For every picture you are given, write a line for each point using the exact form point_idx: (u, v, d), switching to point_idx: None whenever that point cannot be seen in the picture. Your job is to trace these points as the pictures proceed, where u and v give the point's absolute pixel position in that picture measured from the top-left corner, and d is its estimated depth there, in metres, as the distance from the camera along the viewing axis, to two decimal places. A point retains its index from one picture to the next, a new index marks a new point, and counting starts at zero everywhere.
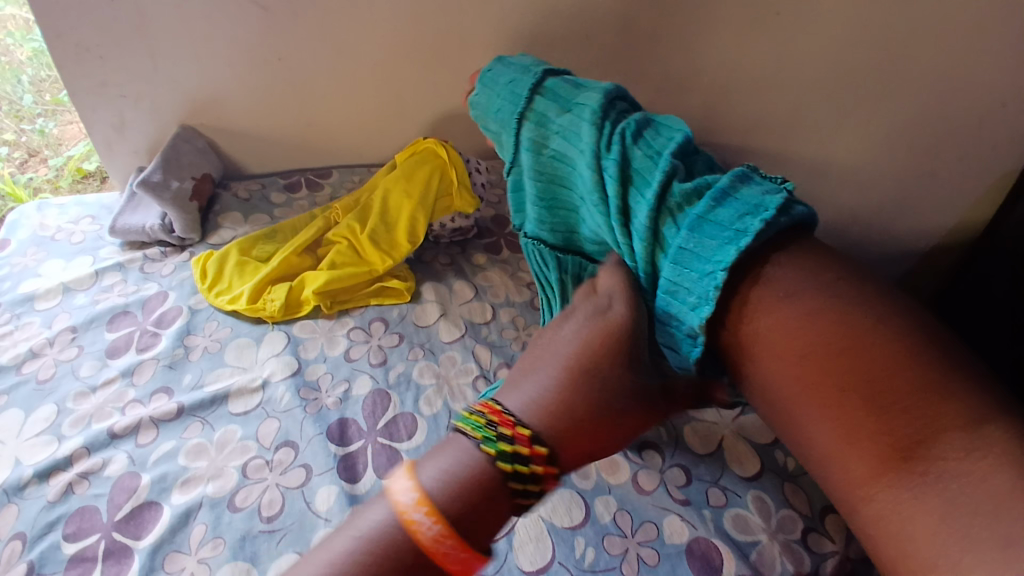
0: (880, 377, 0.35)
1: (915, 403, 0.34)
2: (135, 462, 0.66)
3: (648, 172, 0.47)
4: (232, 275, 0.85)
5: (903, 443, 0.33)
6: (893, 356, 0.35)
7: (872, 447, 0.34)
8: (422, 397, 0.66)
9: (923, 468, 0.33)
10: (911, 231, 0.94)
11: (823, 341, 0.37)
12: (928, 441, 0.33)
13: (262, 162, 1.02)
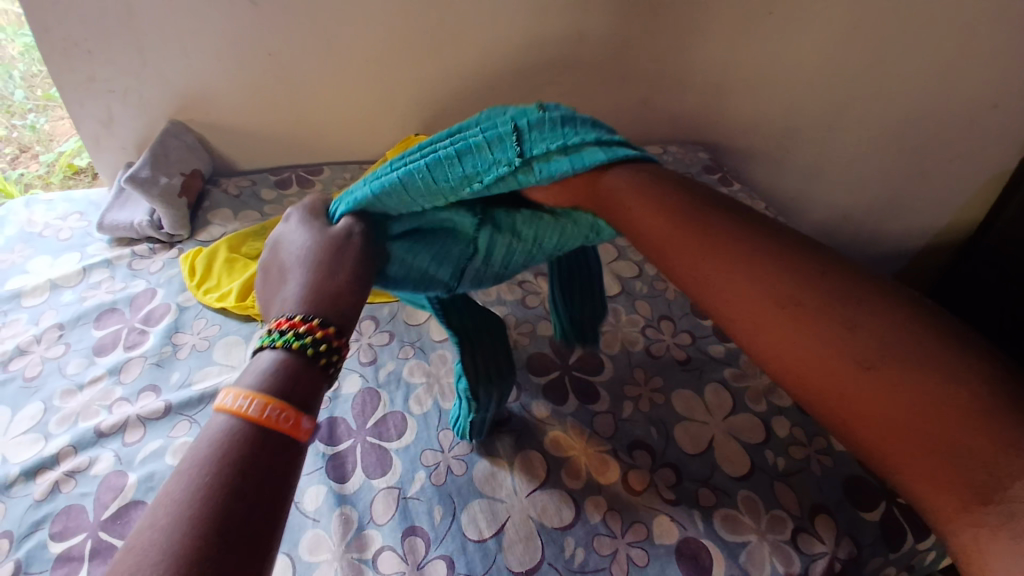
0: (918, 374, 0.23)
1: (985, 416, 0.21)
2: (122, 460, 0.65)
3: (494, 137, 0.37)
4: (221, 272, 0.84)
5: (974, 476, 0.21)
6: (933, 339, 0.23)
7: (938, 481, 0.22)
8: (412, 396, 0.64)
9: (1000, 505, 0.21)
10: (901, 232, 0.98)
11: (828, 325, 0.24)
12: (1007, 472, 0.21)
13: (252, 158, 1.02)
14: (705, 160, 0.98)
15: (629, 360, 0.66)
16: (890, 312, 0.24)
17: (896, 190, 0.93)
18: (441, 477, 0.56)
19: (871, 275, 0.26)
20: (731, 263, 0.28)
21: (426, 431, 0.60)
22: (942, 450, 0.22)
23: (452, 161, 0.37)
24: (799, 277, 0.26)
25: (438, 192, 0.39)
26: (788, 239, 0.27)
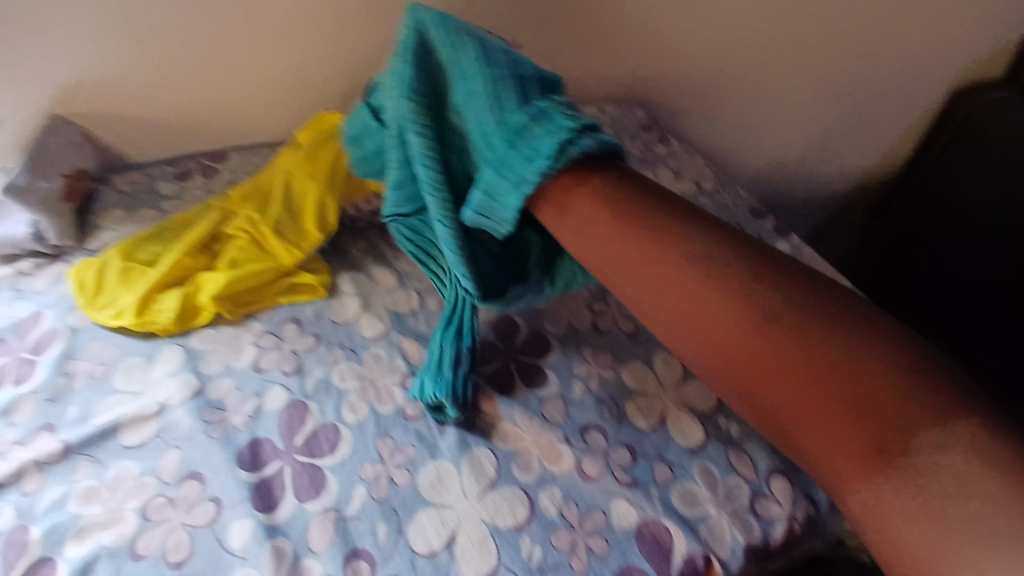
0: (832, 361, 0.35)
1: (881, 385, 0.34)
2: (24, 511, 0.55)
3: (530, 150, 0.44)
4: (114, 284, 0.74)
5: (883, 434, 0.33)
6: (852, 339, 0.35)
7: (847, 439, 0.34)
8: (344, 403, 0.59)
9: (896, 463, 0.32)
10: (805, 192, 1.14)
11: (754, 327, 0.37)
12: (906, 431, 0.32)
13: (150, 147, 0.89)
14: (643, 118, 0.93)
15: (577, 339, 0.63)
16: (800, 315, 0.37)
17: (821, 147, 1.07)
18: (383, 490, 0.51)
19: (784, 274, 0.39)
20: (694, 285, 0.40)
21: (363, 440, 0.55)
22: (858, 415, 0.34)
23: (518, 153, 0.45)
24: (735, 297, 0.39)
25: (513, 198, 0.45)
26: (738, 262, 0.40)
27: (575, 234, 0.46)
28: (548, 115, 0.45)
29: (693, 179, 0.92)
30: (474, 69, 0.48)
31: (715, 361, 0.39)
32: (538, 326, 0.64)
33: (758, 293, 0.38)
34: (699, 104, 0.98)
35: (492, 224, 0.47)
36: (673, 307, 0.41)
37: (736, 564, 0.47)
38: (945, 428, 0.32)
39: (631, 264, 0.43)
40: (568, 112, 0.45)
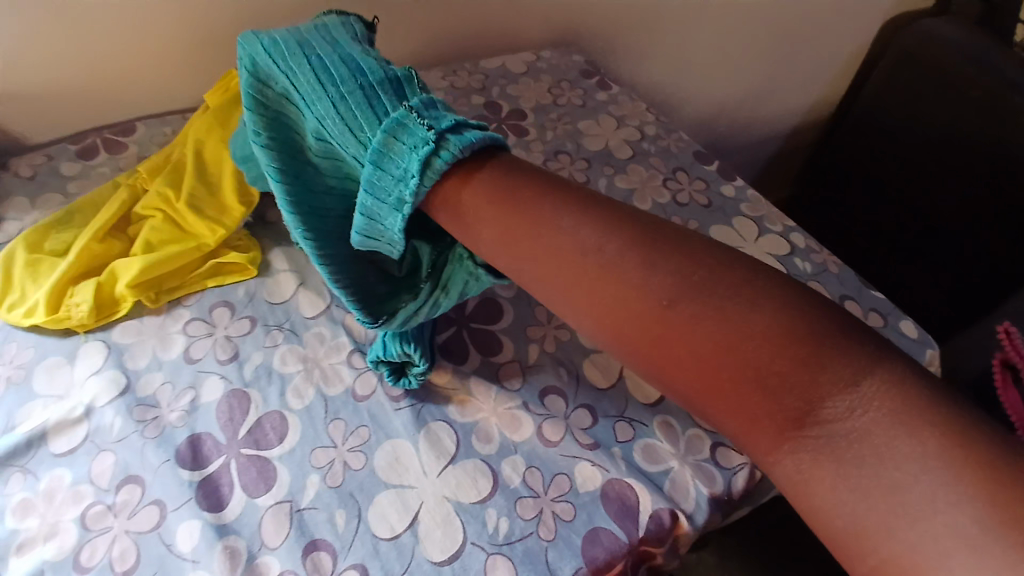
0: (730, 329, 0.29)
1: (784, 350, 0.28)
2: None
3: (392, 153, 0.38)
4: (23, 279, 0.67)
5: (793, 409, 0.27)
6: (748, 294, 0.29)
7: (761, 416, 0.28)
8: (289, 388, 0.55)
9: (817, 429, 0.27)
10: (739, 133, 1.20)
11: (645, 294, 0.31)
12: (815, 399, 0.27)
13: (41, 125, 0.79)
14: (581, 63, 0.96)
15: (529, 301, 0.61)
16: (692, 273, 0.31)
17: (748, 88, 1.13)
18: (338, 476, 0.49)
19: (685, 238, 0.32)
20: (573, 251, 0.33)
21: (313, 426, 0.52)
22: (763, 389, 0.28)
23: (375, 167, 0.38)
24: (622, 259, 0.32)
25: (386, 209, 0.39)
26: (621, 219, 0.34)
27: (453, 215, 0.38)
28: (404, 120, 0.38)
29: (636, 126, 0.90)
30: (312, 87, 0.43)
31: (609, 327, 0.32)
32: (487, 290, 0.61)
33: (648, 254, 0.32)
34: (630, 46, 1.00)
35: (384, 246, 0.42)
36: (549, 276, 0.34)
37: (700, 515, 0.47)
38: (859, 385, 0.27)
39: (510, 226, 0.36)
40: (423, 113, 0.38)
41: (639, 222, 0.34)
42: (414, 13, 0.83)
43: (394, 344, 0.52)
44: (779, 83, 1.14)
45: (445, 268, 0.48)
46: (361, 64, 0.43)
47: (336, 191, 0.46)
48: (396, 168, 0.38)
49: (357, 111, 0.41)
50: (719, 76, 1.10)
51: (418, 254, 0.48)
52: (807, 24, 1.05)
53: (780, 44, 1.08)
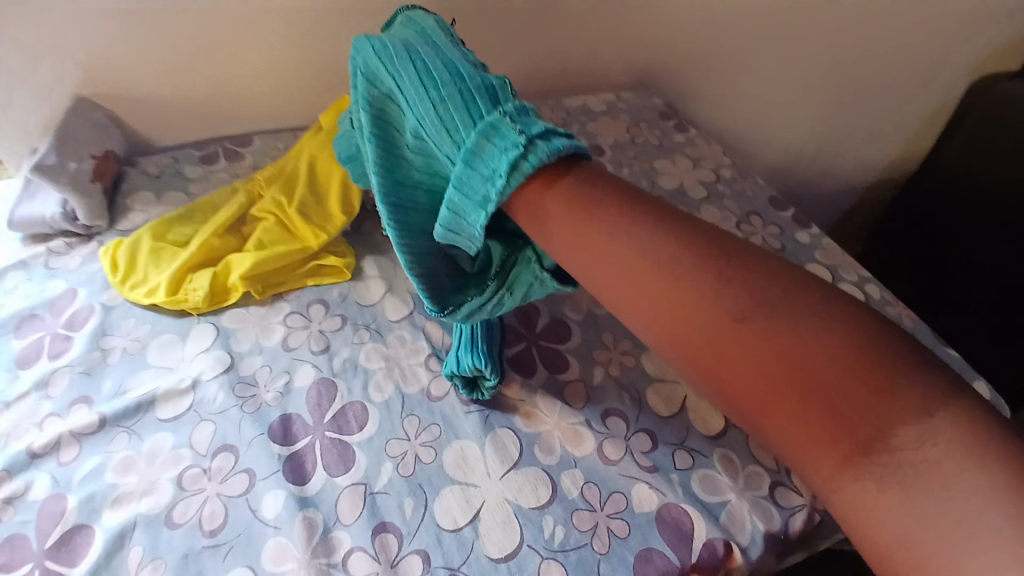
0: (802, 350, 0.30)
1: (857, 375, 0.29)
2: (60, 482, 0.58)
3: (485, 153, 0.40)
4: (147, 265, 0.76)
5: (861, 435, 0.28)
6: (821, 318, 0.31)
7: (829, 437, 0.29)
8: (371, 382, 0.60)
9: (884, 457, 0.28)
10: (814, 183, 1.21)
11: (719, 306, 0.32)
12: (886, 426, 0.28)
13: (172, 133, 0.92)
14: (659, 106, 1.00)
15: (597, 325, 0.64)
16: (767, 293, 0.32)
17: (823, 138, 1.14)
18: (409, 467, 0.53)
19: (762, 261, 0.34)
20: (649, 262, 0.35)
21: (390, 419, 0.57)
22: (832, 411, 0.29)
23: (466, 166, 0.41)
24: (697, 273, 0.34)
25: (472, 205, 0.41)
26: (694, 235, 0.36)
27: (532, 218, 0.41)
28: (497, 124, 0.40)
29: (711, 167, 0.92)
30: (410, 80, 0.46)
31: (676, 339, 0.33)
32: (558, 311, 0.65)
33: (723, 271, 0.33)
34: (709, 93, 1.04)
35: (463, 241, 0.45)
36: (622, 286, 0.36)
37: (754, 550, 0.48)
38: (931, 418, 0.28)
39: (589, 233, 0.38)
40: (515, 117, 0.41)
41: (713, 240, 0.36)
42: (507, 54, 0.90)
43: (470, 358, 0.55)
44: (859, 136, 1.14)
45: (513, 268, 0.52)
46: (459, 64, 0.45)
47: (422, 185, 0.49)
48: (488, 167, 0.40)
49: (453, 107, 0.43)
50: (794, 126, 1.11)
51: (491, 254, 0.52)
52: (891, 79, 1.06)
53: (860, 98, 1.08)
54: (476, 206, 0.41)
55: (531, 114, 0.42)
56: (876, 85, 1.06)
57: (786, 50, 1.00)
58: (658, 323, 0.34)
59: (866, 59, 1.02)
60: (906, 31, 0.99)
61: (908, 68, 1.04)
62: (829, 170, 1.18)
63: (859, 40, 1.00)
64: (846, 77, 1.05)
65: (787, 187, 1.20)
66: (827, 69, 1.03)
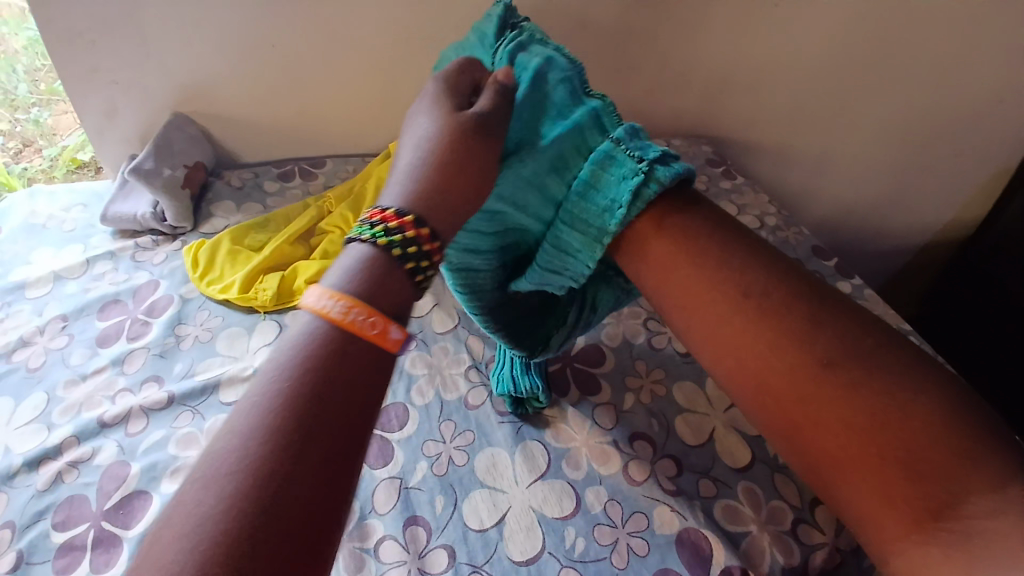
0: (889, 406, 0.32)
1: (937, 437, 0.31)
2: (125, 450, 0.67)
3: (608, 186, 0.40)
4: (224, 264, 0.85)
5: (933, 499, 0.30)
6: (906, 376, 0.33)
7: (897, 494, 0.31)
8: (413, 387, 0.64)
9: (954, 524, 0.30)
10: (861, 236, 1.21)
11: (809, 358, 0.34)
12: (959, 494, 0.30)
13: (255, 151, 1.02)
14: (708, 153, 1.04)
15: (631, 353, 0.66)
16: (854, 348, 0.34)
17: (871, 196, 1.15)
18: (443, 467, 0.56)
19: (851, 314, 0.36)
20: (758, 310, 0.36)
21: (428, 421, 0.61)
22: (910, 476, 0.31)
23: (578, 200, 0.40)
24: (793, 325, 0.35)
25: (584, 237, 0.41)
26: (792, 278, 0.38)
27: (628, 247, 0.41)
28: (612, 152, 0.40)
29: (755, 215, 0.95)
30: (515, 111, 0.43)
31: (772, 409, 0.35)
32: (594, 337, 0.68)
33: (813, 322, 0.35)
34: (758, 142, 1.09)
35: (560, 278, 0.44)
36: (711, 330, 0.37)
37: None
38: (1006, 490, 0.30)
39: (703, 282, 0.38)
40: (629, 142, 0.40)
41: (817, 293, 0.37)
42: None
43: (528, 381, 0.57)
44: (909, 195, 1.14)
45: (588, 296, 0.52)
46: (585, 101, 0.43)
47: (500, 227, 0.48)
48: (610, 199, 0.39)
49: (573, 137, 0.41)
50: (842, 180, 1.13)
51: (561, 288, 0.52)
52: (944, 141, 1.06)
53: (910, 157, 1.09)
54: (587, 240, 0.41)
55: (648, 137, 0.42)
56: (926, 147, 1.07)
57: (835, 107, 1.03)
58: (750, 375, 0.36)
59: (917, 120, 1.03)
60: (959, 96, 1.00)
61: (962, 132, 1.04)
62: (877, 226, 1.19)
63: (908, 101, 1.01)
64: (895, 137, 1.06)
65: (835, 239, 1.23)
66: (876, 128, 1.05)
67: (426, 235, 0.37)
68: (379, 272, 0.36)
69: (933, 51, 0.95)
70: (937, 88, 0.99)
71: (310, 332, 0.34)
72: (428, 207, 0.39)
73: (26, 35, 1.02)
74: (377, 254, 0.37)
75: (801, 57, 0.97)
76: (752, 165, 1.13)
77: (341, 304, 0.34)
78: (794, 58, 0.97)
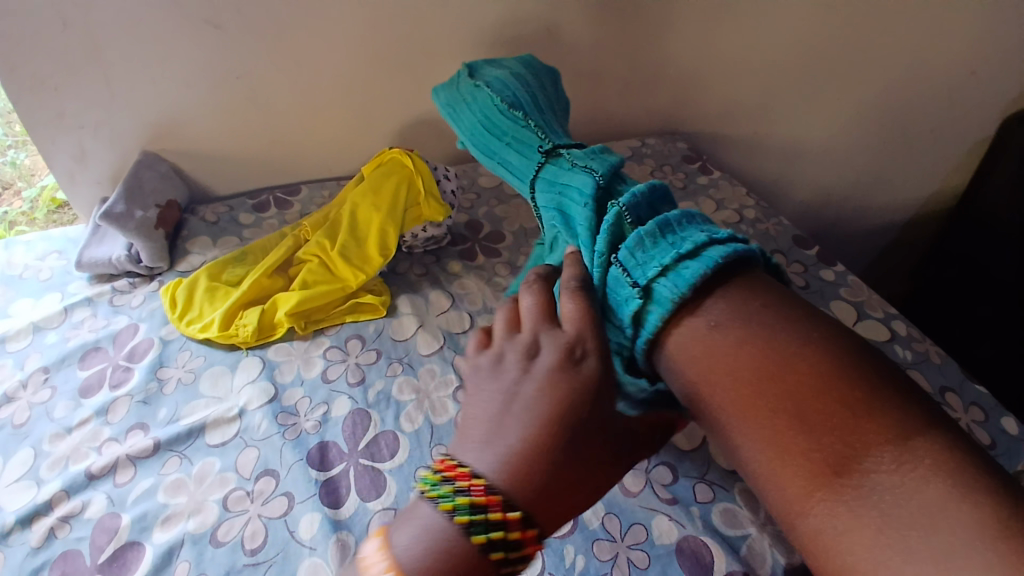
0: (792, 379, 0.38)
1: (835, 399, 0.37)
2: (115, 501, 0.65)
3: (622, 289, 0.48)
4: (202, 301, 0.83)
5: (839, 458, 0.36)
6: (804, 352, 0.39)
7: (798, 455, 0.37)
8: (402, 414, 0.69)
9: (859, 480, 0.35)
10: (840, 219, 1.23)
11: (727, 346, 0.42)
12: (863, 453, 0.35)
13: (229, 184, 1.02)
14: (683, 150, 1.05)
15: None
16: (769, 335, 0.41)
17: (845, 179, 1.16)
18: None
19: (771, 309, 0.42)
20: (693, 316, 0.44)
21: (418, 448, 0.65)
22: (814, 437, 0.37)
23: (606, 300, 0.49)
24: (718, 323, 0.43)
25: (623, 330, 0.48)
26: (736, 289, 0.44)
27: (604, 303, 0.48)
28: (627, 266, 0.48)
29: (735, 209, 0.95)
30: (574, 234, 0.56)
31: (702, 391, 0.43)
32: None
33: (736, 318, 0.42)
34: (731, 137, 1.10)
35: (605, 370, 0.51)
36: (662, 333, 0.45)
37: None
38: (906, 449, 0.35)
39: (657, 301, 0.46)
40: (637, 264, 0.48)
41: (755, 297, 0.44)
42: None
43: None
44: (885, 175, 1.15)
45: None
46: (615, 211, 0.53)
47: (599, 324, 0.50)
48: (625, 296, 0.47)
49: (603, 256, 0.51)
50: (818, 167, 1.14)
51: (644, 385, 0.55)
52: (914, 118, 1.07)
53: (882, 139, 1.10)
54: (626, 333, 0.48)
55: (661, 243, 0.48)
56: (897, 127, 1.08)
57: (802, 94, 1.04)
58: (686, 367, 0.44)
59: (884, 102, 1.05)
60: (921, 75, 1.02)
61: (932, 107, 1.06)
62: (855, 208, 1.21)
63: (876, 83, 1.03)
64: (863, 119, 1.08)
65: (819, 225, 1.24)
66: (844, 113, 1.07)
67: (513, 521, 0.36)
68: (450, 552, 0.36)
69: (894, 33, 0.96)
70: (901, 68, 1.01)
71: None
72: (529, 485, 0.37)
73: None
74: (451, 528, 0.36)
75: (765, 48, 0.98)
76: (728, 159, 1.14)
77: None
78: (761, 50, 0.98)
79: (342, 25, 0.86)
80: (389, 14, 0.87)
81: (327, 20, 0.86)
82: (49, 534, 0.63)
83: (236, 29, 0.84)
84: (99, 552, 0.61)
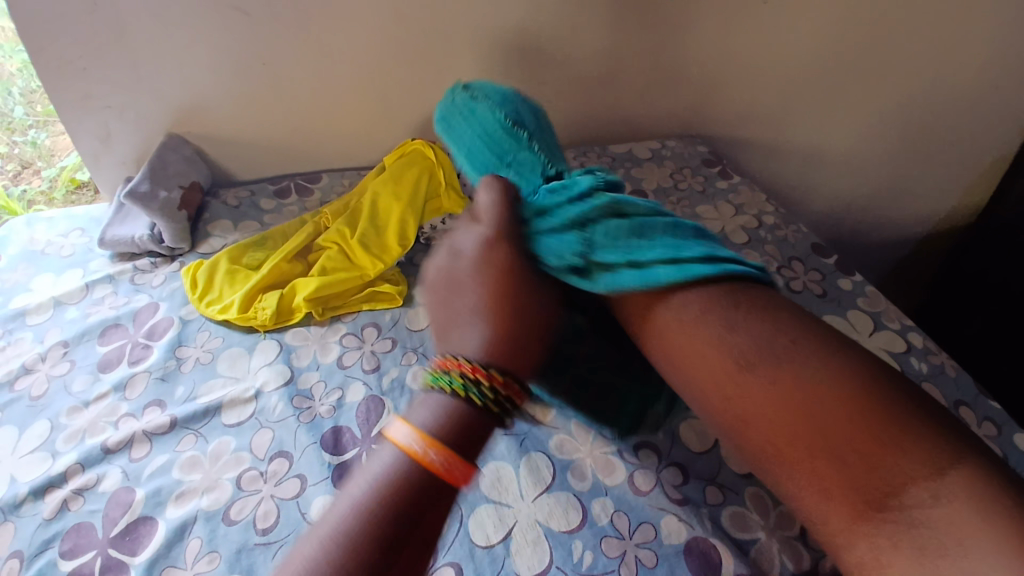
0: (821, 417, 0.40)
1: (867, 437, 0.38)
2: (130, 476, 0.66)
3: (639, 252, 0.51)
4: (222, 284, 0.85)
5: (875, 495, 0.38)
6: (831, 388, 0.40)
7: (838, 491, 0.39)
8: None
9: (898, 515, 0.37)
10: (859, 229, 1.22)
11: (757, 383, 0.43)
12: (900, 489, 0.37)
13: (250, 169, 1.03)
14: (704, 153, 1.05)
15: None
16: (795, 373, 0.42)
17: (866, 189, 1.15)
18: None
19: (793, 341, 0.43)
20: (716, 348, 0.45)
21: None
22: (849, 473, 0.39)
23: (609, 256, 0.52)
24: (745, 357, 0.44)
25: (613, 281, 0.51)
26: (750, 320, 0.45)
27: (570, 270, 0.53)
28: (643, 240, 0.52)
29: (754, 214, 0.94)
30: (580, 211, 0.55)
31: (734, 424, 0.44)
32: None
33: (762, 352, 0.43)
34: (752, 142, 1.10)
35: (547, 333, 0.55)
36: (691, 366, 0.46)
37: None
38: (940, 482, 0.36)
39: (674, 329, 0.47)
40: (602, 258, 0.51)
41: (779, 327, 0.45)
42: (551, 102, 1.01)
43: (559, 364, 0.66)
44: (907, 186, 1.14)
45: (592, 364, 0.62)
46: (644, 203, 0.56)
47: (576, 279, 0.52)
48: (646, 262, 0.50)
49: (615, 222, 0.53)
50: (839, 175, 1.13)
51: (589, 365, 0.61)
52: (938, 129, 1.06)
53: (906, 149, 1.09)
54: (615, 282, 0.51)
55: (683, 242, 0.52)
56: (920, 138, 1.07)
57: (825, 101, 1.03)
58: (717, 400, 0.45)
59: (909, 111, 1.04)
60: (948, 86, 1.00)
61: (957, 118, 1.04)
62: (874, 218, 1.19)
63: (901, 91, 1.01)
64: (887, 128, 1.06)
65: (836, 235, 1.23)
66: (868, 122, 1.06)
67: (501, 383, 0.43)
68: (462, 415, 0.42)
69: (922, 43, 0.95)
70: (928, 78, 0.99)
71: (397, 466, 0.40)
72: (511, 362, 0.44)
73: (19, 60, 1.01)
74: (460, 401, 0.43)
75: (789, 53, 0.97)
76: (748, 164, 1.13)
77: (427, 443, 0.40)
78: (786, 55, 0.97)
79: (367, 15, 0.87)
80: (411, 6, 0.87)
81: (351, 10, 0.86)
82: (65, 505, 0.65)
83: (262, 15, 0.85)
84: (113, 525, 0.62)
